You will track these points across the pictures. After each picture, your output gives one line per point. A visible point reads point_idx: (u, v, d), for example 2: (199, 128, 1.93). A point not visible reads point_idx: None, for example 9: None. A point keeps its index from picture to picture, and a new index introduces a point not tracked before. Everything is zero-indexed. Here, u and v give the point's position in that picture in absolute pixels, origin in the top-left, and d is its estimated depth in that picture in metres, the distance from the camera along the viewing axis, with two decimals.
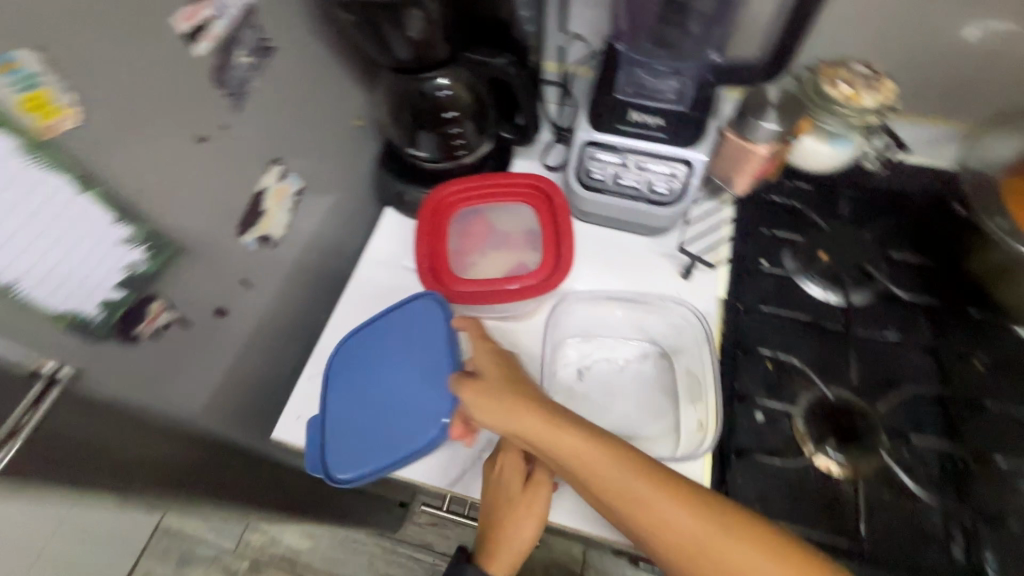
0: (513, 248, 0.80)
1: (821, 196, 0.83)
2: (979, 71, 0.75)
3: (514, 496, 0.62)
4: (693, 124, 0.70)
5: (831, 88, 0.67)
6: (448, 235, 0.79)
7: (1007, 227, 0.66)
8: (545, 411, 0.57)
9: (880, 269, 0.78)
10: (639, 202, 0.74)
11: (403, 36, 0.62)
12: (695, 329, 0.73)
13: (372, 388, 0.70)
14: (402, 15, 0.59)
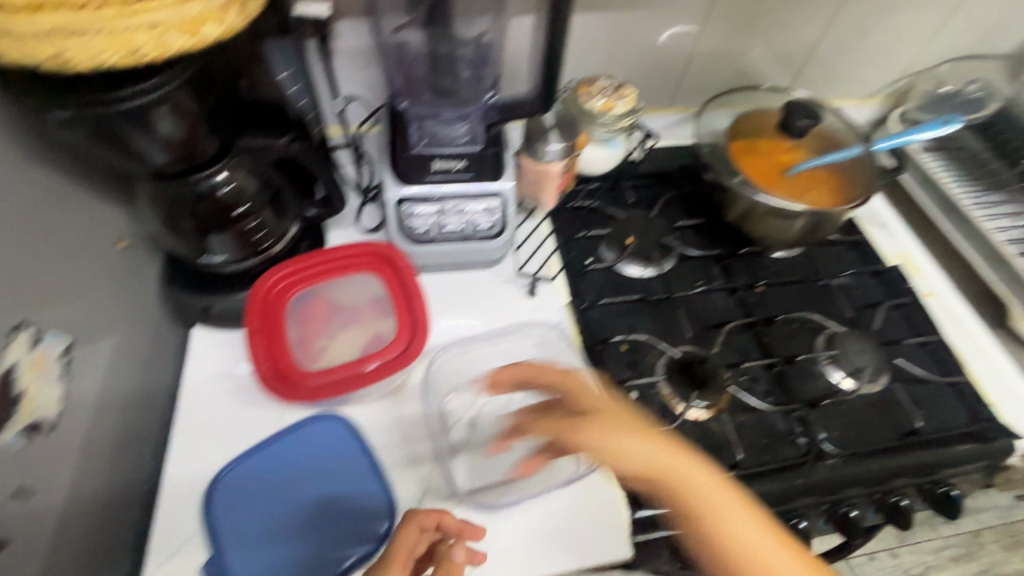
0: (365, 322, 0.71)
1: (610, 192, 0.96)
2: (682, 69, 0.95)
3: None
4: (491, 160, 0.73)
5: (589, 103, 0.80)
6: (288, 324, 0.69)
7: (740, 180, 0.84)
8: (617, 421, 0.58)
9: (672, 238, 0.93)
10: (468, 242, 0.76)
11: (156, 141, 0.54)
12: (557, 341, 0.79)
13: (280, 511, 0.64)
14: (147, 116, 0.51)
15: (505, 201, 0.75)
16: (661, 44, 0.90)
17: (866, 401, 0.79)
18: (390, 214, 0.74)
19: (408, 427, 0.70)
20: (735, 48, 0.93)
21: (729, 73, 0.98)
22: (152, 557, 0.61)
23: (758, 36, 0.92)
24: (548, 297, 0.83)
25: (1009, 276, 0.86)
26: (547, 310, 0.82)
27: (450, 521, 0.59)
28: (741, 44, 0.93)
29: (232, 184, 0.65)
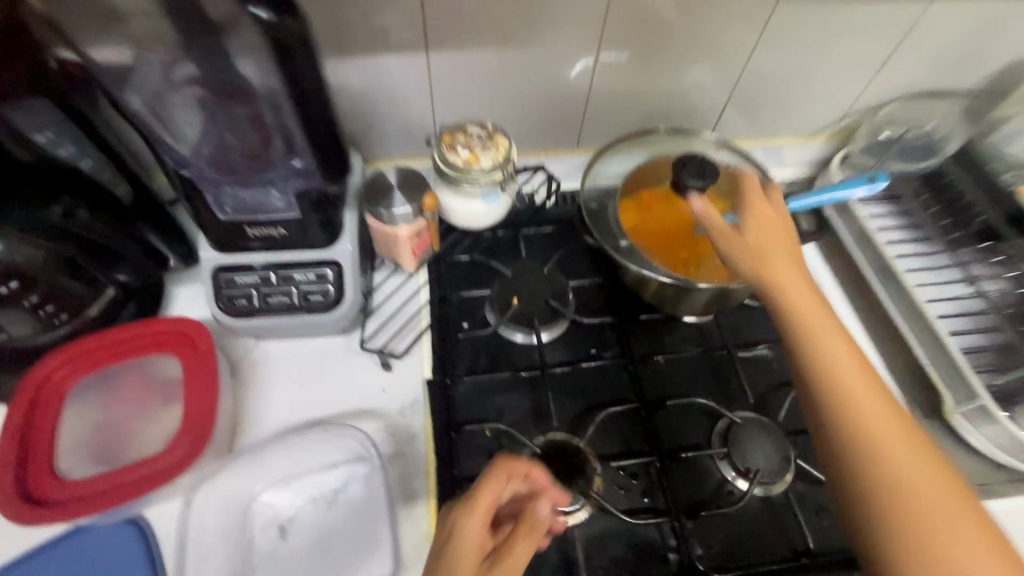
0: (160, 411, 0.63)
1: (502, 242, 0.85)
2: (582, 104, 0.83)
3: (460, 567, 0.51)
4: (319, 227, 0.63)
5: (451, 156, 0.70)
6: (68, 410, 0.61)
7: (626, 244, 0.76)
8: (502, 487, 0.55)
9: (567, 300, 0.81)
10: (298, 315, 0.66)
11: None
12: (404, 428, 0.70)
13: None
14: None
15: (340, 270, 0.66)
16: (550, 83, 0.79)
17: (760, 506, 0.69)
18: (207, 284, 0.65)
19: (202, 538, 0.60)
20: (641, 84, 0.82)
21: (638, 111, 0.86)
22: None
23: (665, 72, 0.80)
24: (405, 371, 0.74)
25: (942, 359, 0.74)
26: (402, 387, 0.73)
27: (537, 476, 0.60)
28: (647, 81, 0.81)
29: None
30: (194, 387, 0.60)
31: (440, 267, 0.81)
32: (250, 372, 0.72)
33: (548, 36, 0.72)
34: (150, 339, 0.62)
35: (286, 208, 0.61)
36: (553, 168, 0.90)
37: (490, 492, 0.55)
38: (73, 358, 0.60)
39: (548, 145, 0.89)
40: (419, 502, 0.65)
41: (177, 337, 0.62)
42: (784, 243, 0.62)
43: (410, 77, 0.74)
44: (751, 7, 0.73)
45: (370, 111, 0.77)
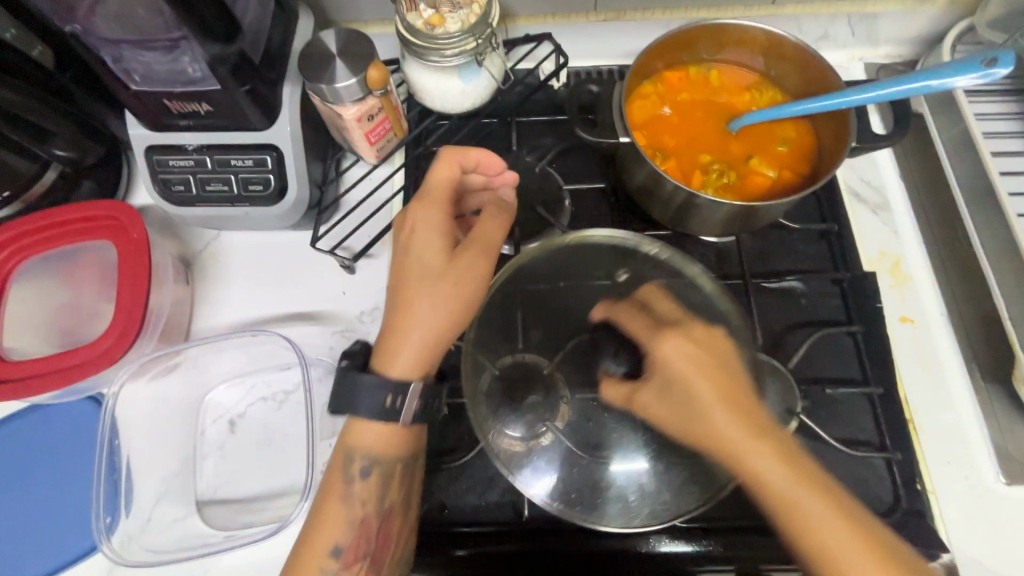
0: (106, 298, 0.62)
1: (491, 133, 0.72)
2: None
3: (430, 269, 0.52)
4: (249, 103, 0.54)
5: (410, 17, 0.56)
6: (13, 296, 0.61)
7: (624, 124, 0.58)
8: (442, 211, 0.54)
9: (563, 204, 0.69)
10: (239, 206, 0.60)
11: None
12: (361, 334, 0.65)
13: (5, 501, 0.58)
14: None
15: (281, 157, 0.58)
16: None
17: None
18: (141, 165, 0.59)
19: (160, 421, 0.62)
20: None
21: None
22: None
23: None
24: (368, 274, 0.67)
25: None
26: (363, 292, 0.67)
27: (487, 163, 0.58)
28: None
29: None
30: (128, 275, 0.57)
31: (414, 154, 0.69)
32: (209, 263, 0.68)
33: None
34: (87, 224, 0.59)
35: (201, 72, 0.52)
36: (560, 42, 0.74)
37: (435, 194, 0.54)
38: (15, 241, 0.59)
39: (554, 11, 0.72)
40: None
41: (109, 223, 0.59)
42: (725, 384, 0.51)
43: None
44: None
45: None
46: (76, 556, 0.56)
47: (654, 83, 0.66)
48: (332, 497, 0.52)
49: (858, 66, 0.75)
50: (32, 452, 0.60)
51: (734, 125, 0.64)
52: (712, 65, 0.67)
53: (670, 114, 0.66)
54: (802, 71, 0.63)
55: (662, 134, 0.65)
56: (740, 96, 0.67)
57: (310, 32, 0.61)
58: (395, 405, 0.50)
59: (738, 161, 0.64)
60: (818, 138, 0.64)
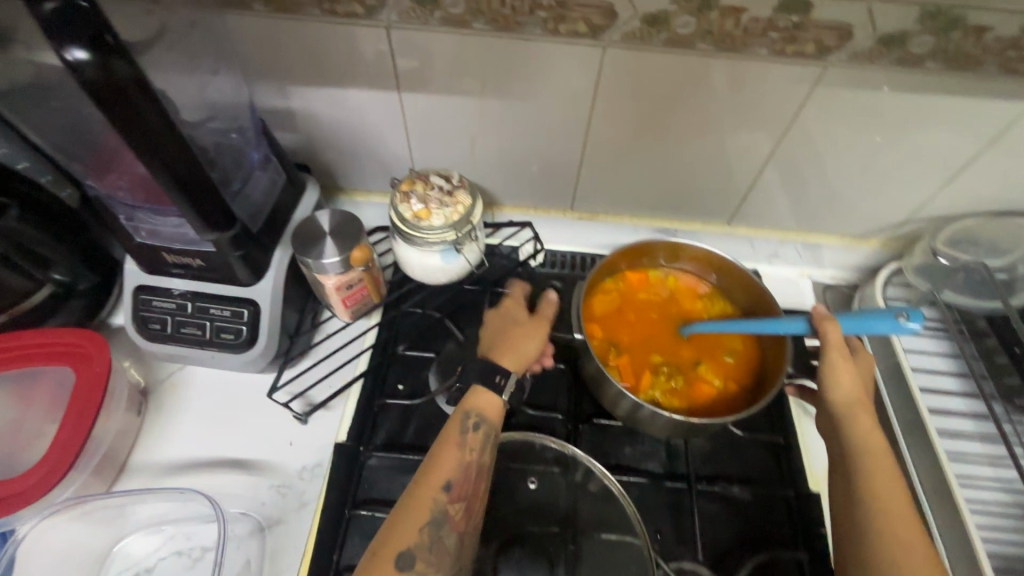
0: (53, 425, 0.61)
1: (465, 301, 0.77)
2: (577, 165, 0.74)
3: (518, 322, 0.64)
4: (236, 264, 0.59)
5: (402, 207, 0.64)
6: None
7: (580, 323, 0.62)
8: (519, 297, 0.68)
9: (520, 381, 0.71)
10: (208, 350, 0.62)
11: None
12: (297, 493, 0.63)
13: None
14: None
15: (258, 311, 0.62)
16: (539, 137, 0.70)
17: None
18: (127, 300, 0.62)
19: (61, 565, 0.58)
20: (647, 150, 0.71)
21: (642, 179, 0.75)
22: None
23: (675, 141, 0.69)
24: (320, 427, 0.68)
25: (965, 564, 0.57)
26: (312, 445, 0.67)
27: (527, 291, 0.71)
28: (657, 149, 0.70)
29: None
30: (79, 414, 0.57)
31: (389, 316, 0.75)
32: (168, 393, 0.69)
33: (534, 89, 0.64)
34: (65, 352, 0.61)
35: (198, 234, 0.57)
36: (541, 228, 0.82)
37: (515, 292, 0.70)
38: None
39: (539, 205, 0.81)
40: None
41: (72, 350, 0.61)
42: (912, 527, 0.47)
43: (382, 113, 0.68)
44: (787, 82, 0.60)
45: (341, 145, 0.73)
46: None
47: (616, 281, 0.72)
48: (446, 443, 0.54)
49: (805, 281, 0.82)
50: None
51: (686, 330, 0.69)
52: (671, 272, 0.74)
53: (627, 311, 0.72)
54: (751, 295, 0.69)
55: (617, 329, 0.70)
56: (695, 304, 0.72)
57: (310, 205, 0.68)
58: (500, 383, 0.57)
59: (686, 366, 0.68)
60: (761, 356, 0.68)
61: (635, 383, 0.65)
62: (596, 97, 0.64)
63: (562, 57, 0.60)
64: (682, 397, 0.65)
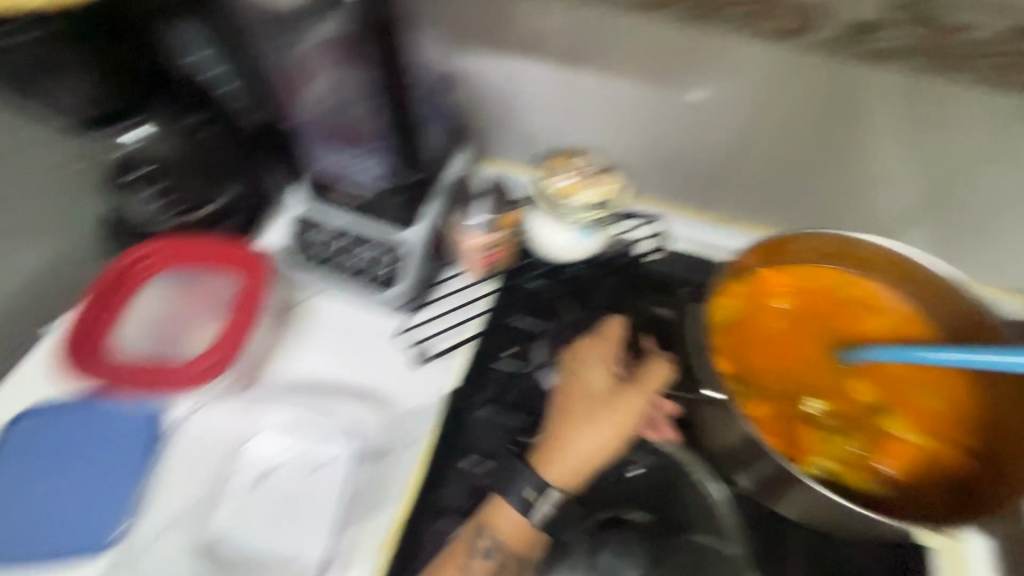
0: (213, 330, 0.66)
1: (581, 281, 0.77)
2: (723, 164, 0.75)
3: (591, 394, 0.65)
4: (403, 204, 0.68)
5: (551, 178, 0.65)
6: (135, 306, 0.66)
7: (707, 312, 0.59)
8: (602, 350, 0.68)
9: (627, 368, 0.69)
10: (357, 281, 0.69)
11: (55, 104, 0.57)
12: (407, 430, 0.67)
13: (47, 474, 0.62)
14: (38, 80, 0.54)
15: (406, 252, 0.68)
16: (690, 132, 0.72)
17: None
18: (296, 224, 0.71)
19: (197, 450, 0.64)
20: (802, 160, 0.70)
21: (787, 190, 0.75)
22: None
23: (834, 154, 0.69)
24: (429, 375, 0.71)
25: None
26: (421, 389, 0.70)
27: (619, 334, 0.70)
28: (811, 160, 0.70)
29: (136, 144, 0.65)
30: (238, 322, 0.61)
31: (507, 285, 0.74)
32: (299, 316, 0.72)
33: (704, 81, 0.66)
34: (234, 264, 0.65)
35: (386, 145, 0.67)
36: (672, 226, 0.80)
37: (610, 333, 0.70)
38: (156, 258, 0.65)
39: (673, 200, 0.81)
40: (387, 511, 0.62)
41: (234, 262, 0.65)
42: None
43: (546, 88, 0.71)
44: (972, 109, 0.59)
45: (497, 114, 0.76)
46: (76, 553, 0.58)
47: (754, 296, 0.65)
48: (458, 554, 0.58)
49: None
50: (85, 438, 0.63)
51: (854, 358, 0.61)
52: (840, 278, 0.67)
53: (778, 331, 0.65)
54: (951, 310, 0.62)
55: (764, 355, 0.64)
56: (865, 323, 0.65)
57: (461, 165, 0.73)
58: (529, 498, 0.58)
59: (867, 406, 0.62)
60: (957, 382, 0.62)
61: (803, 429, 0.60)
62: (766, 97, 0.65)
63: (743, 50, 0.62)
64: (869, 452, 0.60)
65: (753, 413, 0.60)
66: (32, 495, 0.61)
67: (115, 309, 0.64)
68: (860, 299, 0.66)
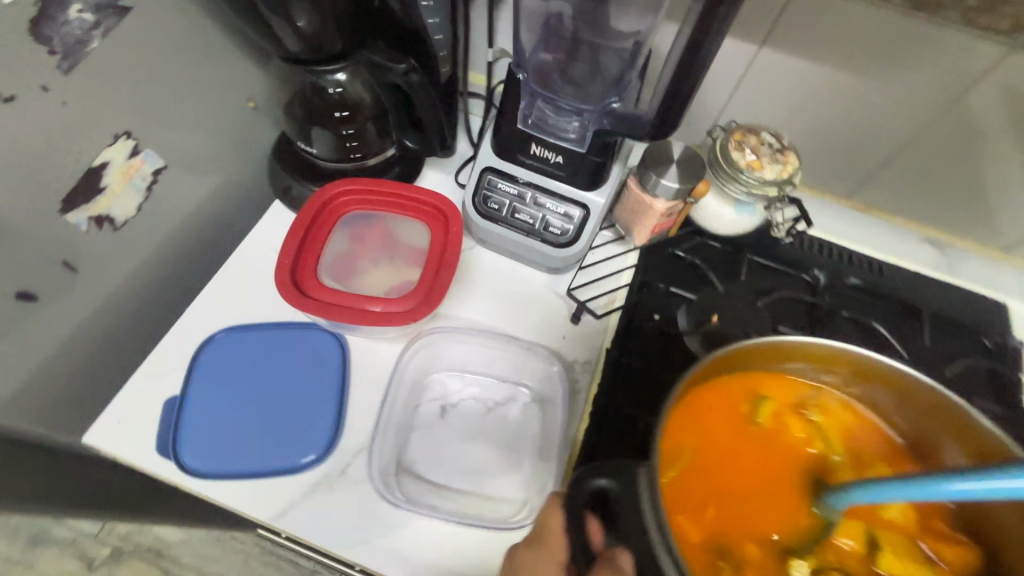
0: (404, 278, 0.71)
1: (724, 256, 0.82)
2: (880, 147, 0.78)
3: None
4: (592, 168, 0.65)
5: (736, 153, 0.68)
6: (332, 236, 0.71)
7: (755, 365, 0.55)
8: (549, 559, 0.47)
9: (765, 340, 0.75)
10: (533, 239, 0.70)
11: (290, 27, 0.57)
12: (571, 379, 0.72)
13: (243, 394, 0.65)
14: (284, 5, 0.54)
15: (587, 216, 0.68)
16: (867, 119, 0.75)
17: None
18: (473, 178, 0.70)
19: (386, 382, 0.68)
20: (964, 158, 0.75)
21: (935, 182, 0.79)
22: (140, 369, 0.67)
23: (1000, 156, 0.73)
24: (587, 331, 0.76)
25: None
26: (581, 343, 0.74)
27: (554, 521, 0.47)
28: (974, 152, 0.74)
29: (337, 89, 0.67)
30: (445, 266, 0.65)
31: (652, 251, 0.81)
32: (462, 266, 0.78)
33: (908, 77, 0.68)
34: (430, 217, 0.70)
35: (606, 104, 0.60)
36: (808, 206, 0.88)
37: (552, 530, 0.47)
38: (357, 196, 0.71)
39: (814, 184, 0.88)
40: (561, 453, 0.66)
41: (434, 214, 0.70)
42: None
43: (729, 63, 0.73)
44: None
45: None
46: (283, 469, 0.62)
47: (717, 424, 0.54)
48: None
49: None
50: (282, 364, 0.68)
51: (833, 504, 0.48)
52: (818, 400, 0.58)
53: (720, 461, 0.52)
54: (948, 425, 0.52)
55: (728, 501, 0.51)
56: (828, 446, 0.55)
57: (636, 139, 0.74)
58: None
59: (863, 564, 0.50)
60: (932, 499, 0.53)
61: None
62: (961, 98, 0.68)
63: (962, 54, 0.64)
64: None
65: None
66: (235, 409, 0.64)
67: (321, 239, 0.69)
68: (793, 412, 0.56)
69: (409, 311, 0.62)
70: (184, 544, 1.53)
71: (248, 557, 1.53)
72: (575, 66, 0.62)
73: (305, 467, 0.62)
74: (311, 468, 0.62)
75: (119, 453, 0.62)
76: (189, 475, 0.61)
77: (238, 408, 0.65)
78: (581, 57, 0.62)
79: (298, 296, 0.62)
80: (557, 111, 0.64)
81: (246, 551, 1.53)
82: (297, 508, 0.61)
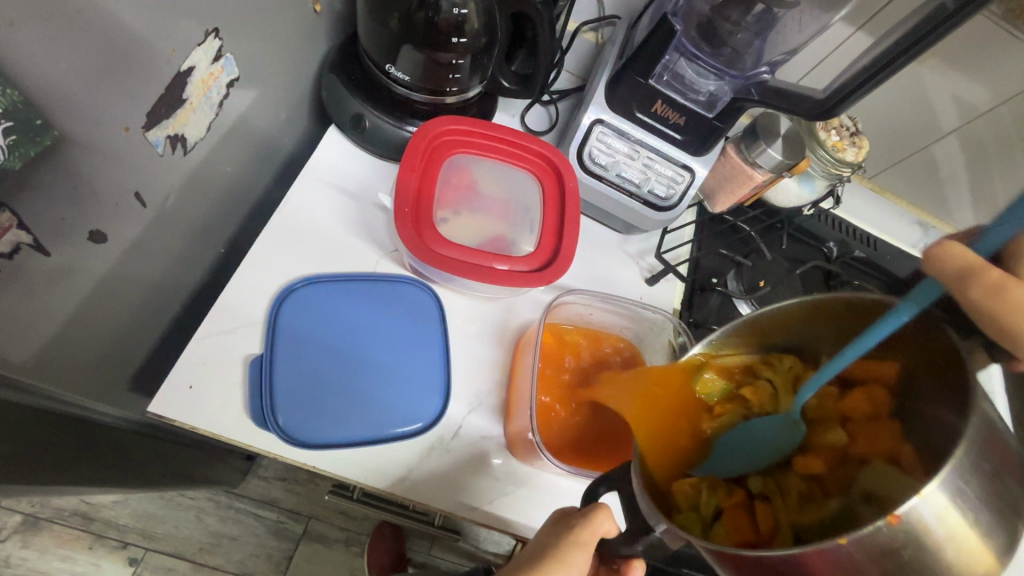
0: (514, 233, 0.67)
1: (767, 226, 0.89)
2: (905, 135, 0.88)
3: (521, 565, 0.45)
4: (710, 133, 0.65)
5: (824, 132, 0.73)
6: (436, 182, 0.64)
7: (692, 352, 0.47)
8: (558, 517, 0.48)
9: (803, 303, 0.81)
10: (635, 200, 0.68)
11: None
12: None
13: (318, 348, 0.58)
14: None
15: (692, 180, 0.68)
16: (911, 112, 0.85)
17: None
18: (581, 128, 0.67)
19: (484, 338, 0.65)
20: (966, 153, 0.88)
21: (939, 176, 0.92)
22: (203, 326, 0.56)
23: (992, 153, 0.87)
24: (662, 293, 0.77)
25: None
26: (658, 304, 0.76)
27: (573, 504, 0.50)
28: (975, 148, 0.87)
29: (460, 10, 0.56)
30: (569, 219, 0.65)
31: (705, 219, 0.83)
32: None
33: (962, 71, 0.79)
34: (538, 169, 0.68)
35: (754, 75, 0.61)
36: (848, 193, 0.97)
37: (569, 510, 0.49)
38: (462, 138, 0.65)
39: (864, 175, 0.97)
40: None
41: (544, 165, 0.68)
42: None
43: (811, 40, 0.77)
44: None
45: None
46: (398, 436, 0.58)
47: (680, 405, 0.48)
48: None
49: None
50: (379, 316, 0.62)
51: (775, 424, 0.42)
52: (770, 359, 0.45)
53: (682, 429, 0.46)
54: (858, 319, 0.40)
55: (694, 456, 0.45)
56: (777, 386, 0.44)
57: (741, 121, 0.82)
58: None
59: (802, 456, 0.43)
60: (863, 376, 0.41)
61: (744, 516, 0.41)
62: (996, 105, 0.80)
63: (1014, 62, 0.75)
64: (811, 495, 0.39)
65: (706, 525, 0.40)
66: (336, 364, 0.59)
67: (431, 184, 0.62)
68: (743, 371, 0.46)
69: (539, 273, 0.61)
70: (118, 506, 1.16)
71: (200, 514, 1.19)
72: (716, 22, 0.62)
73: (414, 433, 0.58)
74: (425, 432, 0.59)
75: (197, 423, 0.53)
76: (285, 445, 0.55)
77: (324, 368, 0.58)
78: (727, 16, 0.61)
79: (417, 247, 0.57)
80: (693, 70, 0.64)
81: (197, 507, 1.20)
82: (413, 474, 0.58)
